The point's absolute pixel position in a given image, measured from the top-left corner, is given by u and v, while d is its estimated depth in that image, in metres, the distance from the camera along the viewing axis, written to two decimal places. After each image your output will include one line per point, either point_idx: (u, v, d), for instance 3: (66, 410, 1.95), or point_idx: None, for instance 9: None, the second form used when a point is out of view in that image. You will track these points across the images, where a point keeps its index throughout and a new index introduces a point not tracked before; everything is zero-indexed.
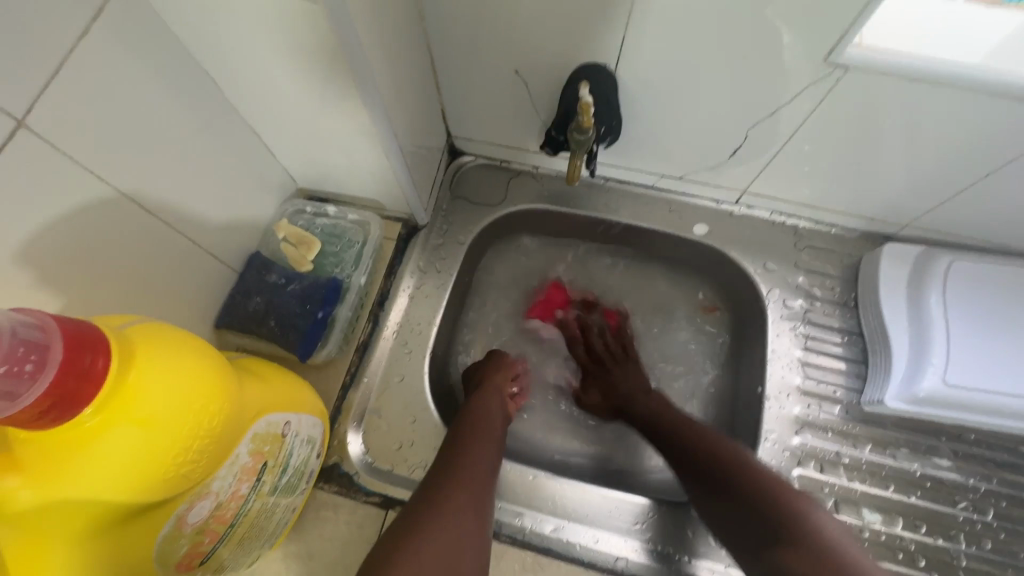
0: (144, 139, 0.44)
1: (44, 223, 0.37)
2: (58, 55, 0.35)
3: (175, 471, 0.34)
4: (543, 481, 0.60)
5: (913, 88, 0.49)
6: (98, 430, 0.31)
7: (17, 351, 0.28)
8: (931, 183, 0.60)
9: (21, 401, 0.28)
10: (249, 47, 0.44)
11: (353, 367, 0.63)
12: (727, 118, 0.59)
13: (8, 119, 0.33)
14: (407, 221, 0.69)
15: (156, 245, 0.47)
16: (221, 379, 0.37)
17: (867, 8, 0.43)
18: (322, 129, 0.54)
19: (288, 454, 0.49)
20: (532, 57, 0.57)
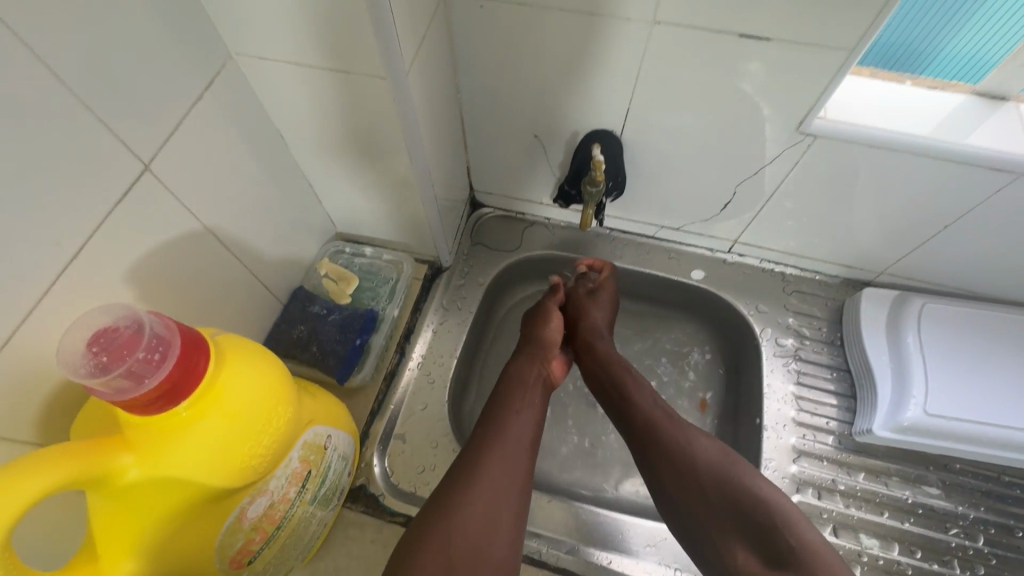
0: (228, 184, 0.52)
1: (149, 249, 0.44)
2: (177, 117, 0.44)
3: (246, 463, 0.40)
4: (556, 505, 0.64)
5: (872, 153, 0.58)
6: (193, 420, 0.36)
7: (152, 343, 0.34)
8: (898, 235, 0.68)
9: (145, 384, 0.33)
10: (321, 111, 0.54)
11: (381, 395, 0.67)
12: (718, 176, 0.68)
13: (138, 165, 0.42)
14: (433, 263, 0.76)
15: (224, 274, 0.54)
16: (285, 386, 0.43)
17: (825, 90, 0.53)
18: (369, 181, 0.63)
19: (327, 467, 0.53)
20: (549, 123, 0.67)
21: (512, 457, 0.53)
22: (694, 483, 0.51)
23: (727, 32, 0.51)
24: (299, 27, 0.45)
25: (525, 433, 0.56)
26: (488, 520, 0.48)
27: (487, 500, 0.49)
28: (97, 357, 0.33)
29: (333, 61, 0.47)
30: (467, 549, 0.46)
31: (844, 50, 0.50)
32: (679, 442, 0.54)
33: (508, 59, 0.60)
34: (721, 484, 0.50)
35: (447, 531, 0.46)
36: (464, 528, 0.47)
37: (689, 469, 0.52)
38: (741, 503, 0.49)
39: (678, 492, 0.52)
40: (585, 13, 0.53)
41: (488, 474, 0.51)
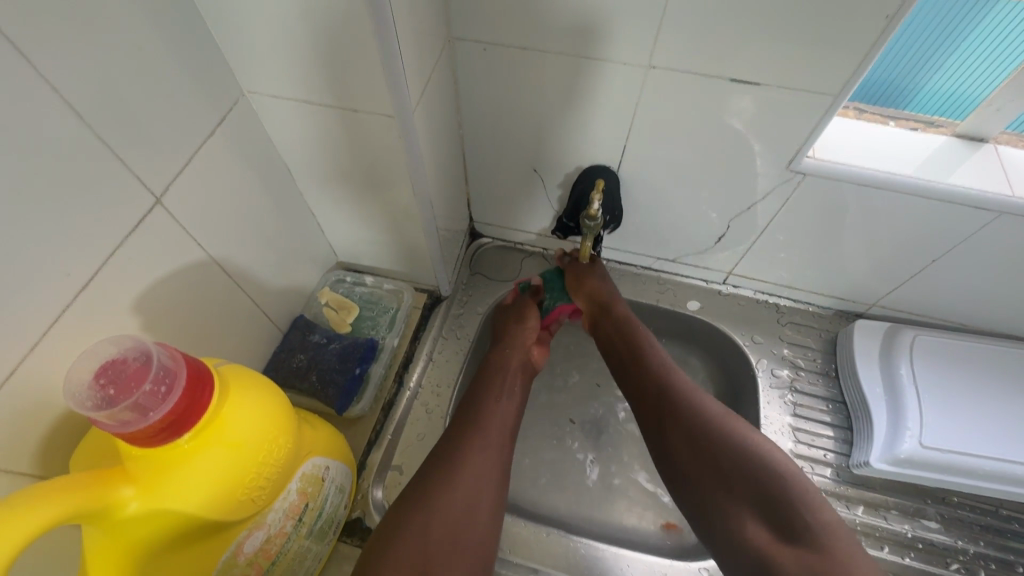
0: (236, 215, 0.53)
1: (155, 280, 0.45)
2: (189, 151, 0.46)
3: (247, 495, 0.39)
4: (556, 539, 0.63)
5: (860, 191, 0.61)
6: (195, 451, 0.36)
7: (159, 375, 0.35)
8: (890, 268, 0.70)
9: (151, 415, 0.33)
10: (327, 144, 0.55)
11: (378, 425, 0.67)
12: (712, 211, 0.70)
13: (150, 198, 0.43)
14: (433, 292, 0.77)
15: (228, 303, 0.54)
16: (286, 417, 0.43)
17: (814, 130, 0.56)
18: (372, 214, 0.64)
19: (324, 499, 0.52)
20: (548, 158, 0.69)
21: (492, 447, 0.54)
22: (706, 449, 0.50)
23: (718, 76, 0.54)
24: (312, 69, 0.47)
25: (505, 424, 0.57)
26: (468, 505, 0.48)
27: (470, 485, 0.50)
28: (104, 390, 0.33)
29: (342, 100, 0.49)
30: (444, 533, 0.45)
31: (829, 95, 0.52)
32: (694, 410, 0.53)
33: (509, 97, 0.63)
34: (728, 445, 0.50)
35: (426, 516, 0.46)
36: (443, 511, 0.47)
37: (697, 430, 0.51)
38: (754, 474, 0.47)
39: (692, 466, 0.50)
40: (583, 57, 0.56)
41: (470, 459, 0.51)
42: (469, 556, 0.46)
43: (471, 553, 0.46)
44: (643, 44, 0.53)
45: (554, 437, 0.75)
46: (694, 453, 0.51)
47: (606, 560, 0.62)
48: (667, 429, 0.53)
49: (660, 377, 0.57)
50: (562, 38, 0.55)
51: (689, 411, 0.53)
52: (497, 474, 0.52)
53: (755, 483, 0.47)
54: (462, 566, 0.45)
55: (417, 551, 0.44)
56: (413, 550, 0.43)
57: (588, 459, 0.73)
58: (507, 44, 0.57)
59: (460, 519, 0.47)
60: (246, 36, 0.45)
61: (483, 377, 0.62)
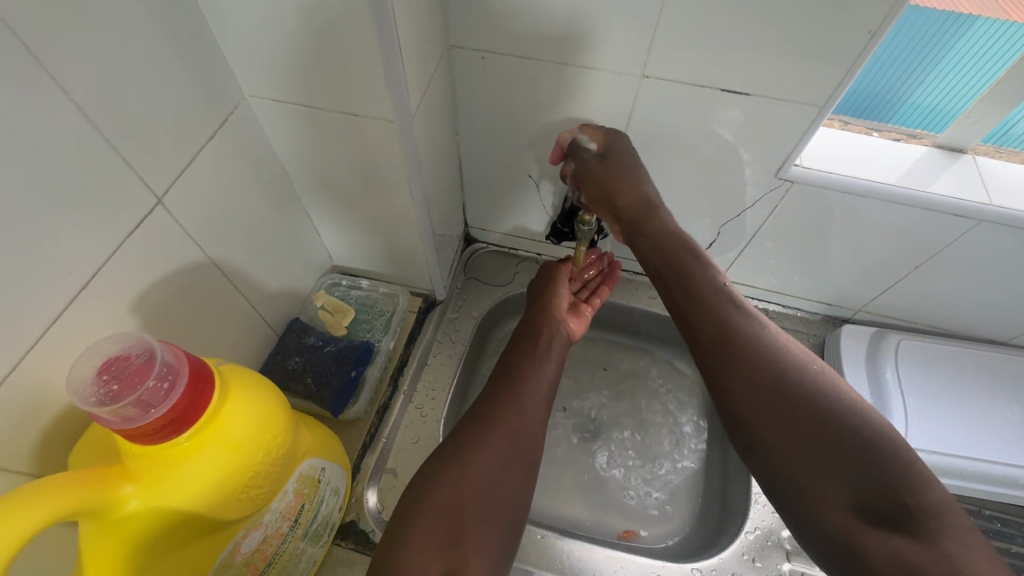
0: (234, 217, 0.53)
1: (154, 281, 0.45)
2: (189, 154, 0.46)
3: (246, 493, 0.40)
4: (550, 541, 0.64)
5: (847, 199, 0.62)
6: (196, 449, 0.36)
7: (162, 372, 0.35)
8: (874, 274, 0.72)
9: (153, 412, 0.33)
10: (326, 148, 0.56)
11: (373, 427, 0.67)
12: (702, 218, 0.72)
13: (151, 198, 0.43)
14: (428, 296, 0.78)
15: (224, 304, 0.54)
16: (284, 417, 0.43)
17: (801, 139, 0.58)
18: (369, 217, 0.65)
19: (320, 500, 0.52)
20: (543, 165, 0.71)
21: (527, 412, 0.56)
22: (771, 394, 0.45)
23: (708, 86, 0.56)
24: (315, 74, 0.48)
25: (541, 393, 0.58)
26: (500, 464, 0.51)
27: (502, 444, 0.52)
28: (107, 385, 0.33)
29: (342, 105, 0.50)
30: (477, 488, 0.49)
31: (816, 106, 0.54)
32: (768, 355, 0.47)
33: (506, 106, 0.64)
34: (802, 389, 0.44)
35: (459, 471, 0.49)
36: (478, 466, 0.50)
37: (763, 378, 0.45)
38: (849, 451, 0.41)
39: (761, 423, 0.45)
40: (579, 66, 0.57)
41: (503, 421, 0.54)
42: (499, 515, 0.49)
43: (503, 508, 0.50)
44: (636, 55, 0.55)
45: (548, 440, 0.75)
46: (763, 403, 0.45)
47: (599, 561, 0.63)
48: (729, 379, 0.47)
49: (713, 307, 0.50)
50: (557, 47, 0.56)
51: (759, 353, 0.47)
52: (530, 433, 0.55)
53: (875, 491, 0.39)
54: (493, 524, 0.48)
55: (453, 503, 0.47)
56: (449, 501, 0.47)
57: (582, 463, 0.73)
58: (504, 53, 0.58)
59: (493, 476, 0.50)
60: (249, 40, 0.46)
61: (520, 342, 0.64)
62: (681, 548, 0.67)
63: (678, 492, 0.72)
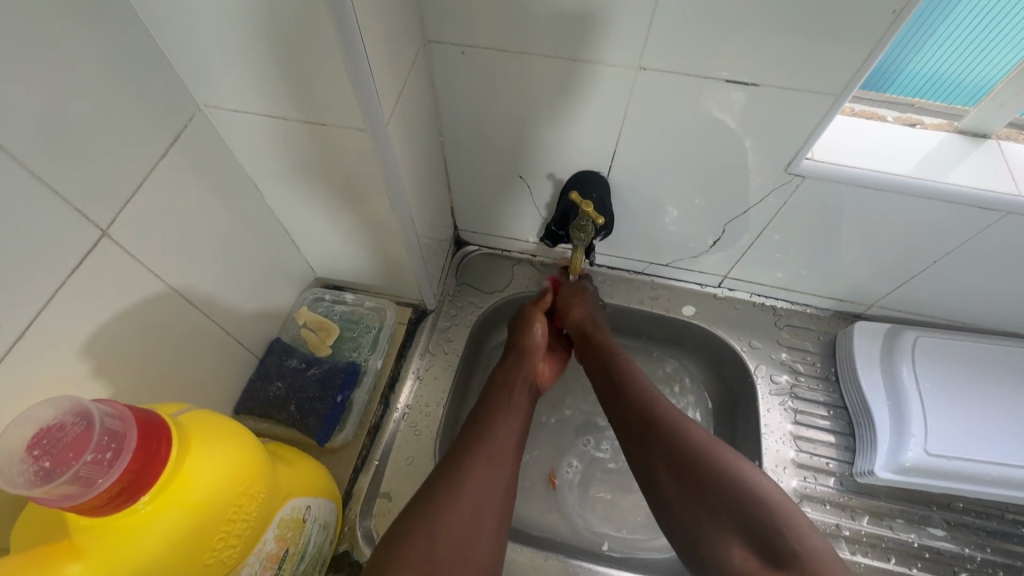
0: (197, 240, 0.49)
1: (107, 321, 0.41)
2: (138, 176, 0.41)
3: (215, 557, 0.36)
4: (554, 564, 0.61)
5: (862, 193, 0.58)
6: (153, 516, 0.32)
7: (103, 440, 0.31)
8: (890, 269, 0.68)
9: (98, 486, 0.30)
10: (297, 159, 0.51)
11: (365, 450, 0.64)
12: (707, 213, 0.67)
13: (96, 231, 0.39)
14: (418, 306, 0.74)
15: (193, 335, 0.50)
16: (259, 464, 0.39)
17: (813, 131, 0.53)
18: (349, 229, 0.60)
19: (307, 540, 0.49)
20: (535, 165, 0.66)
21: (496, 456, 0.53)
22: (694, 483, 0.49)
23: (711, 77, 0.51)
24: (274, 82, 0.43)
25: (513, 435, 0.56)
26: (476, 507, 0.49)
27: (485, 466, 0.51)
28: (38, 462, 0.29)
29: (307, 114, 0.45)
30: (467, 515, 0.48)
31: (831, 95, 0.50)
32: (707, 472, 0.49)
33: (493, 103, 0.59)
34: (710, 462, 0.49)
35: (434, 526, 0.46)
36: (451, 519, 0.47)
37: (678, 451, 0.51)
38: (762, 525, 0.44)
39: (673, 489, 0.50)
40: (570, 58, 0.52)
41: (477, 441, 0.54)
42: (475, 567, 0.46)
43: (474, 560, 0.46)
44: (632, 44, 0.49)
45: (548, 453, 0.72)
46: (676, 479, 0.50)
47: None
48: (652, 457, 0.52)
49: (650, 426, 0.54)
50: (544, 39, 0.51)
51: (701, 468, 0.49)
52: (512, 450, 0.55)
53: (766, 541, 0.44)
54: (469, 575, 0.45)
55: (424, 567, 0.43)
56: (422, 558, 0.44)
57: (586, 478, 0.70)
58: (485, 47, 0.53)
59: (483, 490, 0.50)
60: (197, 47, 0.41)
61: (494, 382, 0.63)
62: None
63: None
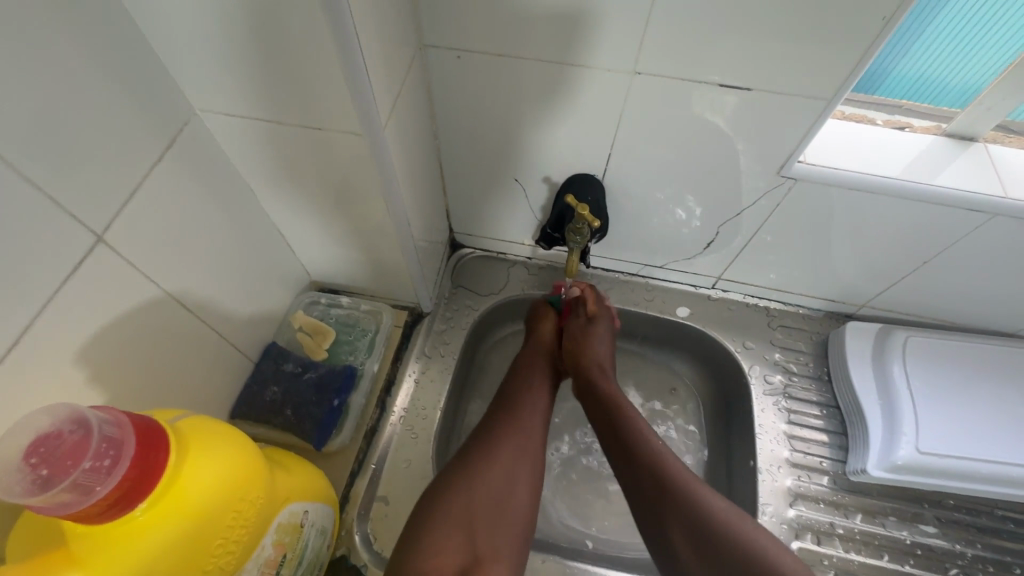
0: (193, 245, 0.49)
1: (102, 327, 0.41)
2: (134, 180, 0.41)
3: (214, 564, 0.36)
4: (552, 565, 0.61)
5: (853, 195, 0.59)
6: (150, 524, 0.32)
7: (101, 448, 0.30)
8: (881, 269, 0.69)
9: (96, 494, 0.29)
10: (292, 163, 0.51)
11: (361, 454, 0.64)
12: (701, 216, 0.68)
13: (91, 236, 0.38)
14: (413, 308, 0.74)
15: (189, 341, 0.50)
16: (257, 470, 0.39)
17: (805, 136, 0.54)
18: (345, 233, 0.60)
19: (304, 545, 0.49)
20: (530, 168, 0.66)
21: (528, 433, 0.57)
22: (715, 559, 0.46)
23: (704, 81, 0.51)
24: (271, 87, 0.43)
25: (540, 413, 0.61)
26: (508, 476, 0.53)
27: (505, 466, 0.53)
28: (36, 470, 0.28)
29: (304, 117, 0.45)
30: (488, 500, 0.51)
31: (822, 100, 0.50)
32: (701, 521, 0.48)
33: (489, 107, 0.59)
34: (730, 535, 0.46)
35: (469, 485, 0.51)
36: (486, 480, 0.52)
37: (699, 523, 0.48)
38: None
39: (694, 563, 0.47)
40: (566, 63, 0.53)
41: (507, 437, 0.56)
42: (514, 521, 0.51)
43: (513, 517, 0.51)
44: (627, 49, 0.50)
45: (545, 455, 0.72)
46: (697, 554, 0.47)
47: None
48: (669, 528, 0.49)
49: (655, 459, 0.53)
50: (539, 44, 0.51)
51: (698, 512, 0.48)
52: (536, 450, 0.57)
53: None
54: (506, 528, 0.50)
55: (462, 522, 0.49)
56: (462, 515, 0.49)
57: (585, 480, 0.71)
58: (481, 51, 0.53)
59: (503, 489, 0.52)
60: (193, 52, 0.41)
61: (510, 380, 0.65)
62: None
63: None
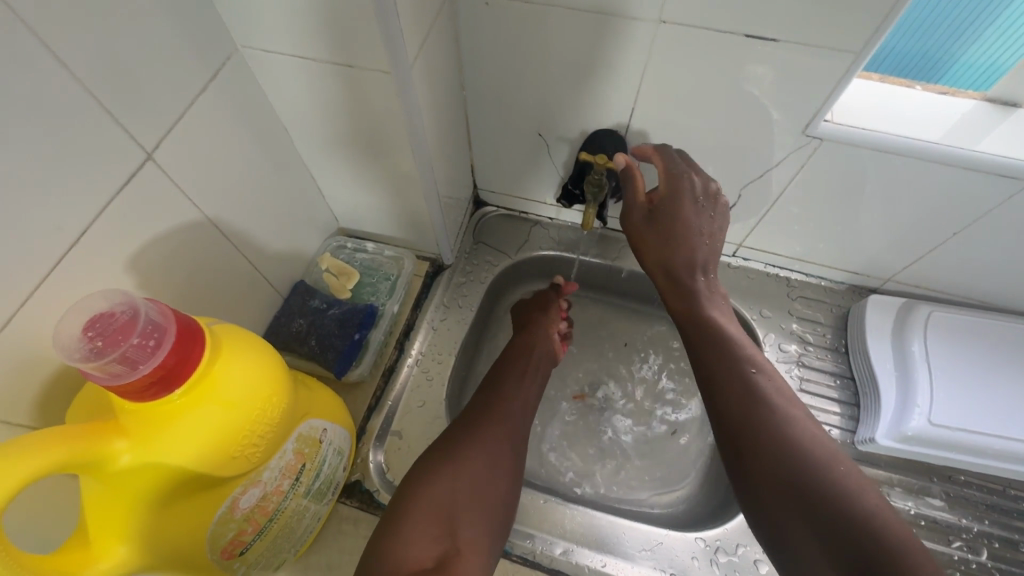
0: (231, 176, 0.52)
1: (148, 241, 0.44)
2: (180, 107, 0.45)
3: (242, 453, 0.40)
4: (553, 506, 0.64)
5: (880, 157, 0.57)
6: (188, 407, 0.36)
7: (147, 330, 0.34)
8: (906, 242, 0.67)
9: (141, 368, 0.33)
10: (323, 103, 0.53)
11: (379, 390, 0.67)
12: (723, 178, 0.67)
13: (141, 153, 0.42)
14: (435, 260, 0.76)
15: (225, 266, 0.54)
16: (281, 378, 0.43)
17: (831, 94, 0.53)
18: (372, 179, 0.63)
19: (322, 461, 0.53)
20: (554, 123, 0.67)
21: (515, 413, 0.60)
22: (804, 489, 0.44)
23: (734, 33, 0.50)
24: (305, 22, 0.45)
25: (530, 401, 0.63)
26: (491, 462, 0.54)
27: (492, 452, 0.54)
28: (91, 342, 0.33)
29: (336, 55, 0.47)
30: (470, 492, 0.51)
31: (851, 54, 0.49)
32: (771, 411, 0.48)
33: (515, 58, 0.60)
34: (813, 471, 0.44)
35: (452, 469, 0.52)
36: (467, 466, 0.52)
37: (779, 443, 0.46)
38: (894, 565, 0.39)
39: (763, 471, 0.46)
40: (592, 11, 0.53)
41: (498, 423, 0.57)
42: (490, 510, 0.51)
43: (492, 505, 0.52)
44: None
45: (553, 407, 0.75)
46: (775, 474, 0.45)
47: (600, 526, 0.62)
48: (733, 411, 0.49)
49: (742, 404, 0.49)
50: None
51: (780, 441, 0.46)
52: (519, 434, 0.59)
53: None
54: (483, 518, 0.51)
55: (444, 502, 0.49)
56: (441, 496, 0.49)
57: (585, 431, 0.73)
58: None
59: (485, 477, 0.52)
60: None
61: (509, 359, 0.66)
62: (684, 518, 0.67)
63: (688, 462, 0.72)
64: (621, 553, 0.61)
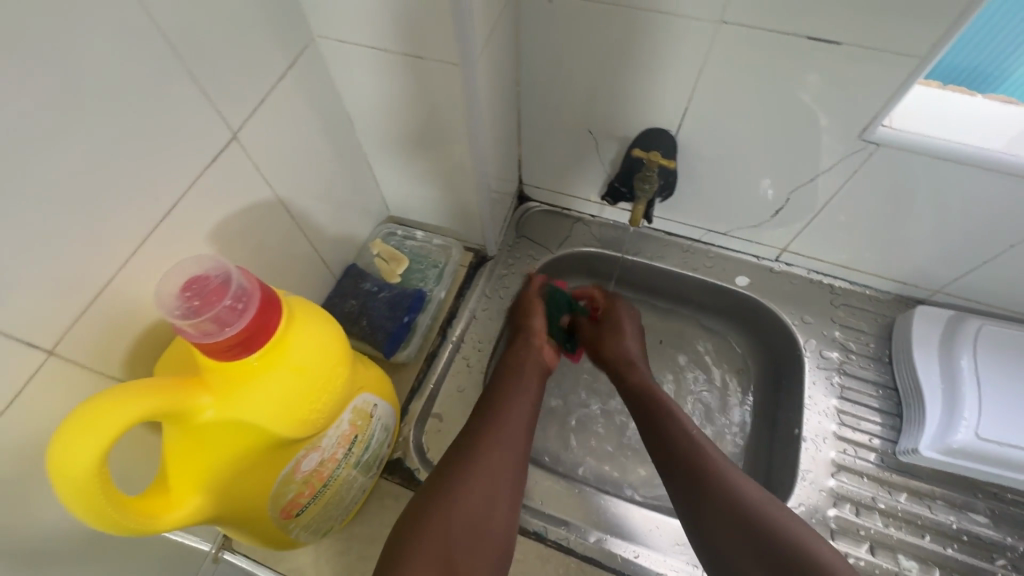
0: (299, 159, 0.55)
1: (227, 216, 0.48)
2: (261, 92, 0.47)
3: (308, 417, 0.42)
4: (587, 495, 0.66)
5: (937, 165, 0.57)
6: (265, 370, 0.39)
7: (236, 294, 0.37)
8: (960, 254, 0.66)
9: (229, 329, 0.36)
10: (388, 93, 0.56)
11: (422, 373, 0.70)
12: (772, 182, 0.67)
13: (226, 133, 0.45)
14: (479, 251, 0.78)
15: (289, 245, 0.57)
16: (344, 350, 0.45)
17: (891, 100, 0.52)
18: (426, 170, 0.65)
19: (372, 434, 0.55)
20: (604, 121, 0.68)
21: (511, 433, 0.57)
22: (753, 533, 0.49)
23: (795, 35, 0.50)
24: (380, 14, 0.47)
25: (523, 426, 0.59)
26: (489, 495, 0.52)
27: (487, 485, 0.52)
28: (189, 301, 0.36)
29: (407, 46, 0.49)
30: (466, 522, 0.49)
31: (916, 59, 0.48)
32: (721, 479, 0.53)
33: (571, 56, 0.62)
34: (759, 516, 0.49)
35: (448, 504, 0.49)
36: (465, 500, 0.50)
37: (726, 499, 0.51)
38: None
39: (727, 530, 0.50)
40: (652, 11, 0.54)
41: (487, 456, 0.54)
42: (489, 545, 0.50)
43: (489, 540, 0.50)
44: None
45: (588, 401, 0.77)
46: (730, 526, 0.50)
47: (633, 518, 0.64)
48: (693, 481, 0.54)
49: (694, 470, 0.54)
50: None
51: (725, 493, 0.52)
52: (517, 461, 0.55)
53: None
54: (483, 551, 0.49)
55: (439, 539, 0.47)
56: (437, 538, 0.47)
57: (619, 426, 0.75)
58: None
59: (482, 511, 0.50)
60: None
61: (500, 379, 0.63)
62: None
63: None
64: (655, 546, 0.61)
